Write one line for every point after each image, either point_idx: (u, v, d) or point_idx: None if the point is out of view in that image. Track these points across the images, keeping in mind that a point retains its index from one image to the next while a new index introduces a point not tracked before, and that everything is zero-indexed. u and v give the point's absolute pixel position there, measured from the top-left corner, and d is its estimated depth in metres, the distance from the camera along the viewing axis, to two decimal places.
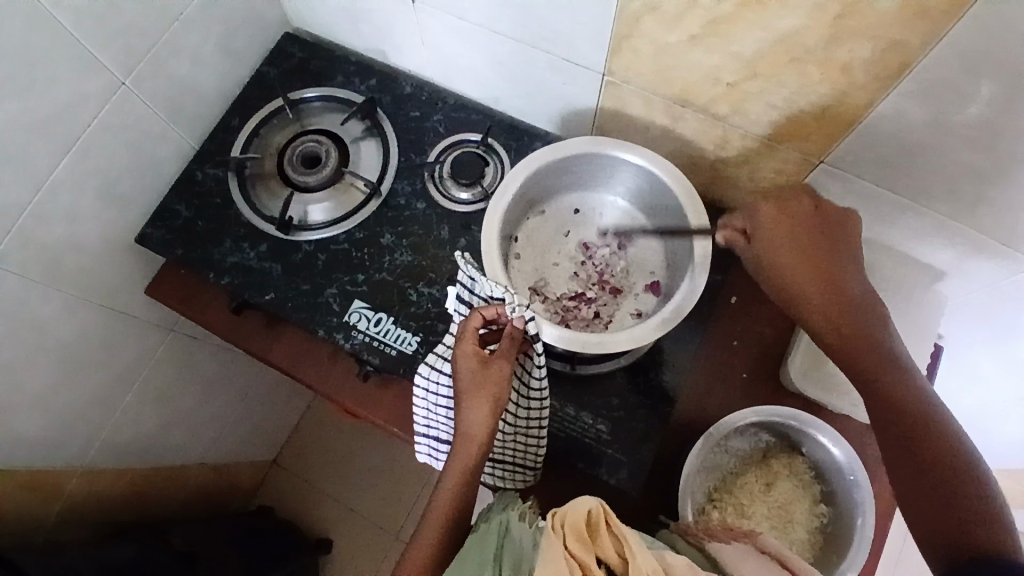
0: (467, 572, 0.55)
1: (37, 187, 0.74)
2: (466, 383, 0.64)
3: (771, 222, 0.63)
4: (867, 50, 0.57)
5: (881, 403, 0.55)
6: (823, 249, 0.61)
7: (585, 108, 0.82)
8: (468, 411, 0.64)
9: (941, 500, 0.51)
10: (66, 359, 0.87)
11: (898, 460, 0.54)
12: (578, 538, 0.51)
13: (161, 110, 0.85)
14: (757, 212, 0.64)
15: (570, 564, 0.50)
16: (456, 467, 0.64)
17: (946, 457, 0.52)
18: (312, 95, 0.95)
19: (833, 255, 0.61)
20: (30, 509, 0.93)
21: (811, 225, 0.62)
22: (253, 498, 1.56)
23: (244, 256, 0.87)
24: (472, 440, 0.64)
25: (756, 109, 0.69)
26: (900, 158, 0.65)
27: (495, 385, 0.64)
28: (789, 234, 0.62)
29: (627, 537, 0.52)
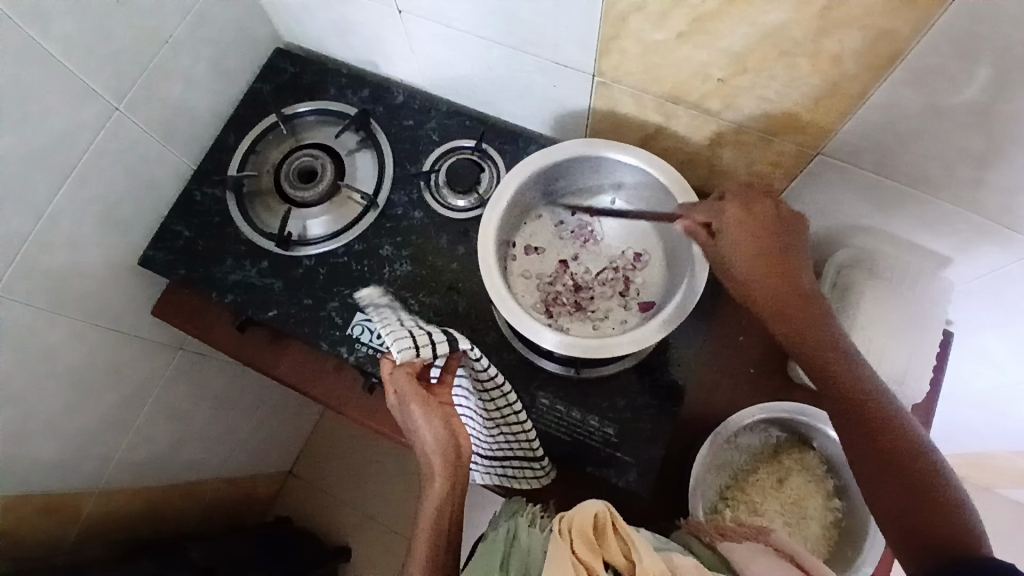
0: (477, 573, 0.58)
1: (37, 217, 0.75)
2: (419, 424, 0.64)
3: (738, 221, 0.63)
4: (855, 41, 0.56)
5: (843, 397, 0.57)
6: (776, 244, 0.62)
7: (577, 109, 0.82)
8: (425, 451, 0.65)
9: (907, 490, 0.53)
10: (76, 383, 0.88)
11: (864, 455, 0.56)
12: (584, 542, 0.52)
13: (156, 134, 0.85)
14: (722, 208, 0.64)
15: (577, 567, 0.50)
16: (430, 501, 0.66)
17: (906, 448, 0.54)
18: (305, 110, 0.95)
19: (784, 251, 0.62)
20: (48, 531, 0.94)
21: (769, 221, 0.63)
22: (271, 508, 1.57)
23: (246, 273, 0.87)
24: (434, 476, 0.65)
25: (748, 103, 0.68)
26: (896, 146, 0.64)
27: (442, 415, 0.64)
28: (755, 235, 0.62)
29: (633, 539, 0.52)
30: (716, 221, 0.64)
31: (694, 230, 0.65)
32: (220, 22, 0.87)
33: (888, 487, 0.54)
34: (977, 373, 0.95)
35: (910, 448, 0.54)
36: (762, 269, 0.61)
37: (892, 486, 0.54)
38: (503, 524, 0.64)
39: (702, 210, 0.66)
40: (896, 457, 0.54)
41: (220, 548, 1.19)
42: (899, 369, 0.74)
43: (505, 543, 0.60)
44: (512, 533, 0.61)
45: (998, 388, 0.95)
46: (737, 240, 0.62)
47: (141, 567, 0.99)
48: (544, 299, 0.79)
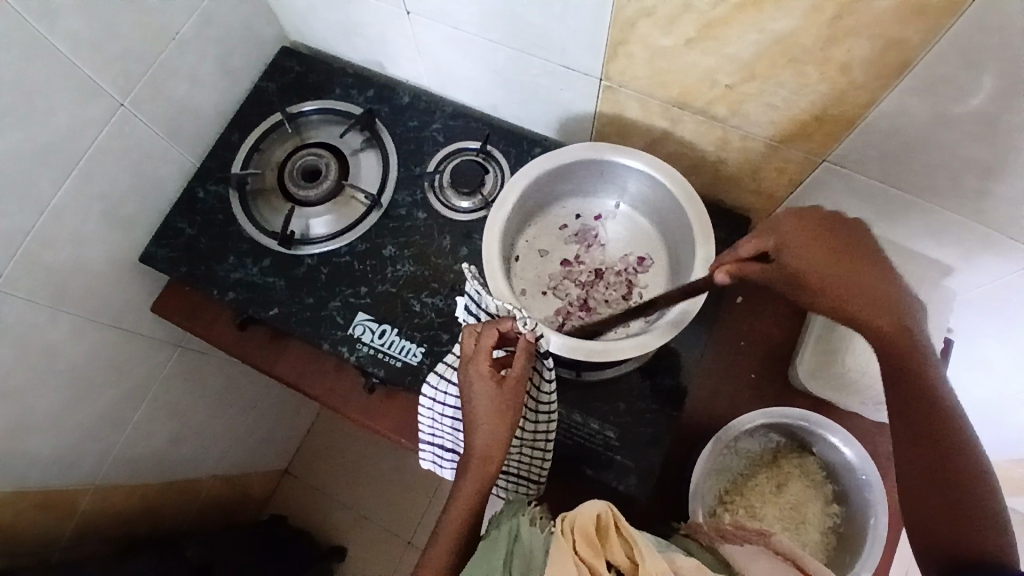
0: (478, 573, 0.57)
1: (40, 211, 0.74)
2: (480, 405, 0.63)
3: (801, 245, 0.53)
4: (864, 50, 0.56)
5: (912, 414, 0.54)
6: (849, 258, 0.52)
7: (583, 113, 0.82)
8: (483, 434, 0.63)
9: (950, 510, 0.53)
10: (75, 379, 0.87)
11: (918, 472, 0.55)
12: (587, 543, 0.52)
13: (161, 130, 0.85)
14: (780, 232, 0.55)
15: (580, 568, 0.51)
16: (470, 486, 0.63)
17: (965, 473, 0.52)
18: (310, 109, 0.95)
19: (864, 260, 0.52)
20: (44, 528, 0.93)
21: (838, 238, 0.53)
22: (266, 508, 1.57)
23: (248, 272, 0.87)
24: (486, 461, 0.63)
25: (755, 110, 0.68)
26: (901, 155, 0.64)
27: (508, 403, 0.63)
28: (825, 252, 0.52)
29: (637, 540, 0.52)
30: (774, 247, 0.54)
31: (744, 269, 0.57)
32: (227, 20, 0.87)
33: (933, 507, 0.54)
34: (974, 382, 0.95)
35: (969, 472, 0.52)
36: (843, 289, 0.51)
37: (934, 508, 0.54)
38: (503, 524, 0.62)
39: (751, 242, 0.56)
40: (949, 480, 0.53)
41: (216, 547, 1.18)
42: None
43: (505, 542, 0.59)
44: (513, 533, 0.60)
45: (995, 397, 0.95)
46: (804, 266, 0.52)
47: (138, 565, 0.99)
48: (549, 305, 0.80)
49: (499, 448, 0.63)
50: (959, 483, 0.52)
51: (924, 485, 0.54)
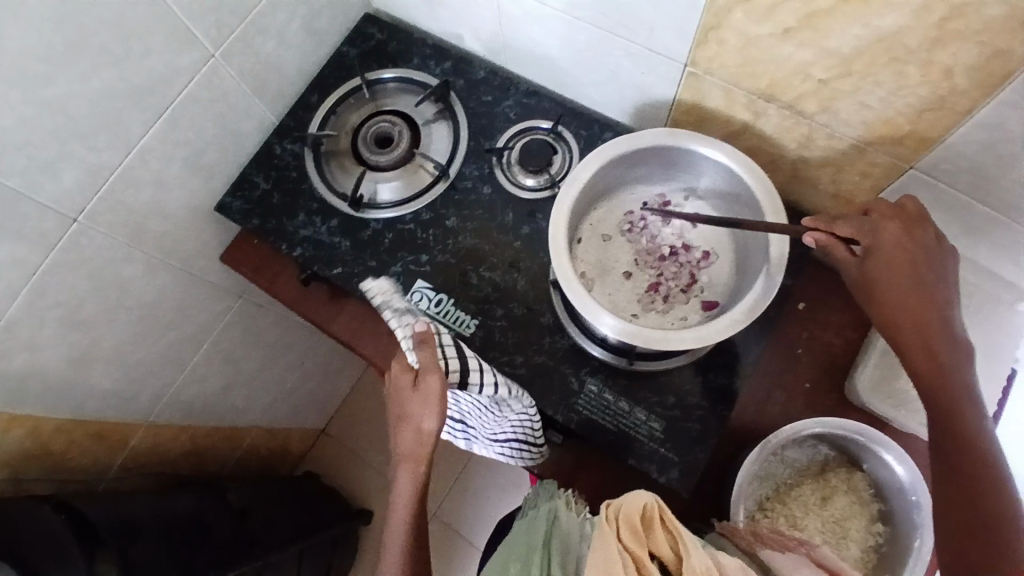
0: (517, 553, 0.58)
1: (130, 152, 0.78)
2: (403, 401, 0.69)
3: (890, 248, 0.63)
4: (976, 51, 0.53)
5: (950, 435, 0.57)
6: (921, 279, 0.62)
7: (661, 100, 0.81)
8: (409, 435, 0.69)
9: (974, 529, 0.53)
10: (144, 316, 0.92)
11: (947, 493, 0.56)
12: (632, 532, 0.53)
13: (246, 86, 0.88)
14: (878, 227, 0.64)
15: (625, 558, 0.51)
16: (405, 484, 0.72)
17: (991, 497, 0.53)
18: (388, 76, 0.96)
19: (932, 285, 0.62)
20: (100, 454, 0.99)
21: (919, 253, 0.62)
22: (301, 463, 1.62)
23: (315, 230, 0.90)
24: (412, 462, 0.71)
25: (847, 108, 0.65)
26: (999, 169, 0.60)
27: (425, 404, 0.66)
28: (902, 263, 0.62)
29: (682, 535, 0.53)
30: (865, 240, 0.64)
31: (828, 242, 0.65)
32: None
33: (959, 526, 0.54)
34: None
35: (998, 500, 0.53)
36: (904, 295, 0.62)
37: (957, 529, 0.54)
38: (543, 505, 0.64)
39: (852, 222, 0.65)
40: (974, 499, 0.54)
41: (253, 492, 1.23)
42: None
43: (544, 524, 0.60)
44: (552, 515, 0.62)
45: None
46: (882, 264, 0.63)
47: (179, 501, 1.03)
48: (604, 284, 0.79)
49: (420, 446, 0.69)
50: (986, 503, 0.53)
51: (951, 503, 0.56)
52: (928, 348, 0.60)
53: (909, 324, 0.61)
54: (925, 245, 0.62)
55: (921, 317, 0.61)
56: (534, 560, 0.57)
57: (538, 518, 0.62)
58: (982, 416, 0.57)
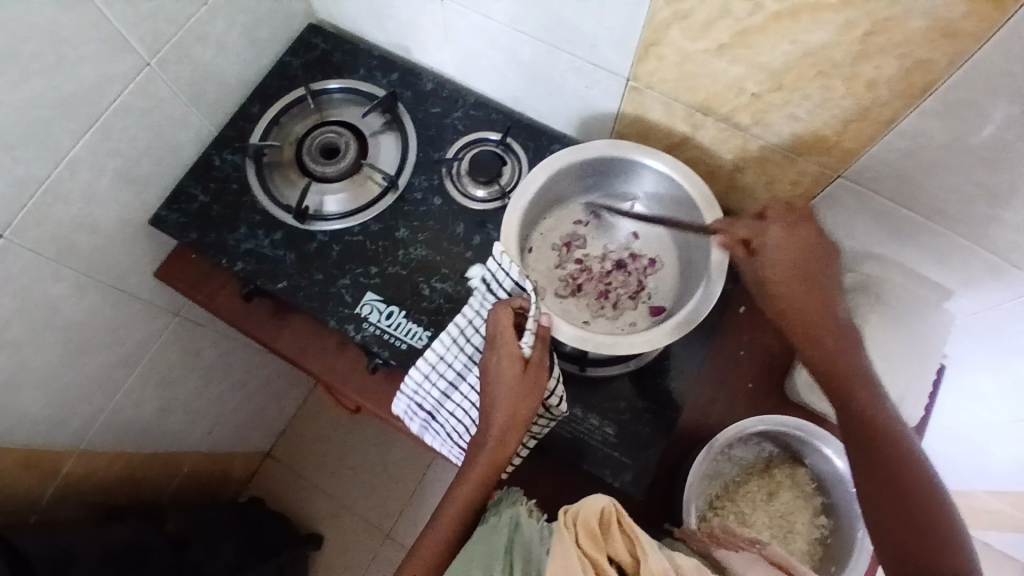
0: (476, 562, 0.58)
1: (57, 162, 0.73)
2: (504, 388, 0.66)
3: (782, 242, 0.66)
4: (892, 68, 0.58)
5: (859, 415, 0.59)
6: (811, 268, 0.65)
7: (606, 112, 0.83)
8: (499, 419, 0.66)
9: (895, 503, 0.55)
10: (72, 337, 0.86)
11: (863, 470, 0.58)
12: (590, 536, 0.53)
13: (183, 95, 0.85)
14: (766, 228, 0.67)
15: (584, 562, 0.51)
16: (480, 469, 0.66)
17: (901, 468, 0.56)
18: (334, 87, 0.95)
19: (820, 275, 0.65)
20: (26, 487, 0.91)
21: (805, 247, 0.65)
22: (245, 489, 1.55)
23: (259, 243, 0.87)
24: (501, 449, 0.66)
25: (778, 120, 0.69)
26: (915, 176, 0.65)
27: (530, 397, 0.66)
28: (802, 253, 0.65)
29: (639, 538, 0.54)
30: (755, 237, 0.67)
31: (732, 246, 0.69)
32: None
33: (880, 501, 0.56)
34: (964, 410, 0.97)
35: (908, 471, 0.56)
36: (795, 285, 0.64)
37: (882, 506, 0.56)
38: (506, 509, 0.64)
39: (746, 223, 0.69)
40: (888, 475, 0.56)
41: (196, 519, 1.16)
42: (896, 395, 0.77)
43: (506, 532, 0.60)
44: (514, 519, 0.62)
45: (982, 425, 0.98)
46: (772, 262, 0.66)
47: (118, 531, 0.97)
48: (553, 290, 0.80)
49: (513, 432, 0.66)
50: (898, 476, 0.56)
51: (867, 483, 0.57)
52: (818, 340, 0.63)
53: (802, 320, 0.64)
54: (811, 239, 0.66)
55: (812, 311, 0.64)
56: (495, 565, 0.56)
57: (499, 523, 0.62)
58: (880, 394, 0.60)
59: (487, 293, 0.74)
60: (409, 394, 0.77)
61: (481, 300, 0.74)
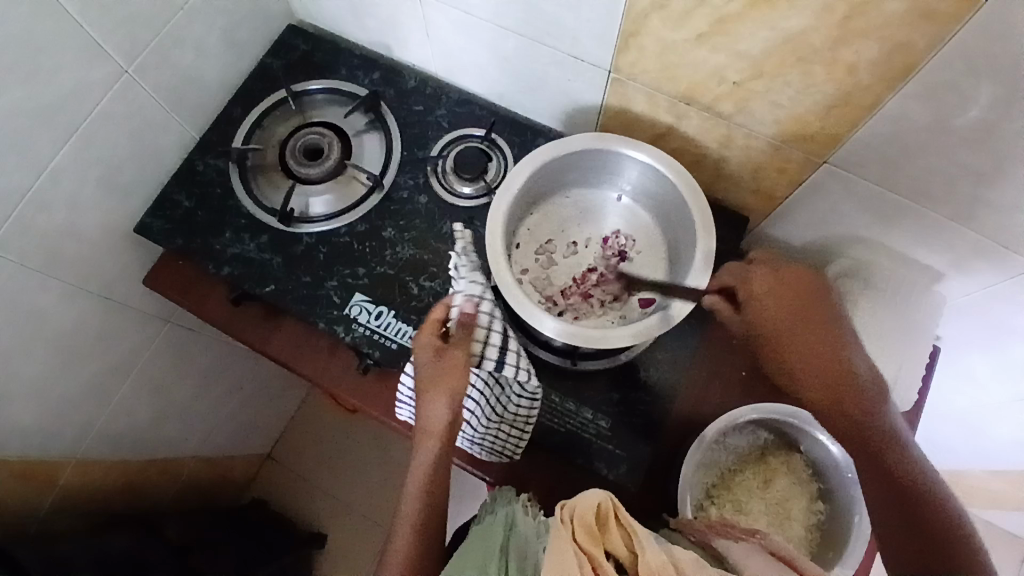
0: (474, 558, 0.58)
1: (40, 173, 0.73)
2: (426, 376, 0.68)
3: (772, 296, 0.68)
4: (871, 52, 0.57)
5: (874, 457, 0.62)
6: (813, 316, 0.67)
7: (589, 105, 0.83)
8: (427, 405, 0.67)
9: (917, 530, 0.59)
10: (62, 347, 0.86)
11: (882, 508, 0.62)
12: (585, 531, 0.53)
13: (164, 101, 0.84)
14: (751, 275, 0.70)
15: (580, 557, 0.52)
16: (421, 462, 0.69)
17: (926, 505, 0.59)
18: (315, 88, 0.94)
19: (823, 322, 0.67)
20: (24, 498, 0.91)
21: (800, 291, 0.68)
22: (247, 492, 1.54)
23: (245, 247, 0.86)
24: (433, 430, 0.68)
25: (760, 108, 0.69)
26: (901, 159, 0.65)
27: (452, 375, 0.67)
28: (790, 305, 0.67)
29: (635, 530, 0.54)
30: (743, 294, 0.70)
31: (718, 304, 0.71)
32: None
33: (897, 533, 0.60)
34: (958, 392, 0.97)
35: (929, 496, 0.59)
36: (798, 334, 0.67)
37: (892, 530, 0.60)
38: (502, 510, 0.65)
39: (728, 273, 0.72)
40: (913, 513, 0.59)
41: (197, 526, 1.15)
42: (890, 378, 0.77)
43: (502, 528, 0.60)
44: (509, 520, 0.62)
45: (976, 405, 0.98)
46: (770, 314, 0.68)
47: (119, 539, 0.96)
48: (552, 280, 0.81)
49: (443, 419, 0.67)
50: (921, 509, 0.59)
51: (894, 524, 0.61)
52: (837, 389, 0.64)
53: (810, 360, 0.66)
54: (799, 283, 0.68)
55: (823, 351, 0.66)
56: (490, 563, 0.56)
57: (494, 523, 0.62)
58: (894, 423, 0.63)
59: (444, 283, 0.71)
60: (409, 402, 0.78)
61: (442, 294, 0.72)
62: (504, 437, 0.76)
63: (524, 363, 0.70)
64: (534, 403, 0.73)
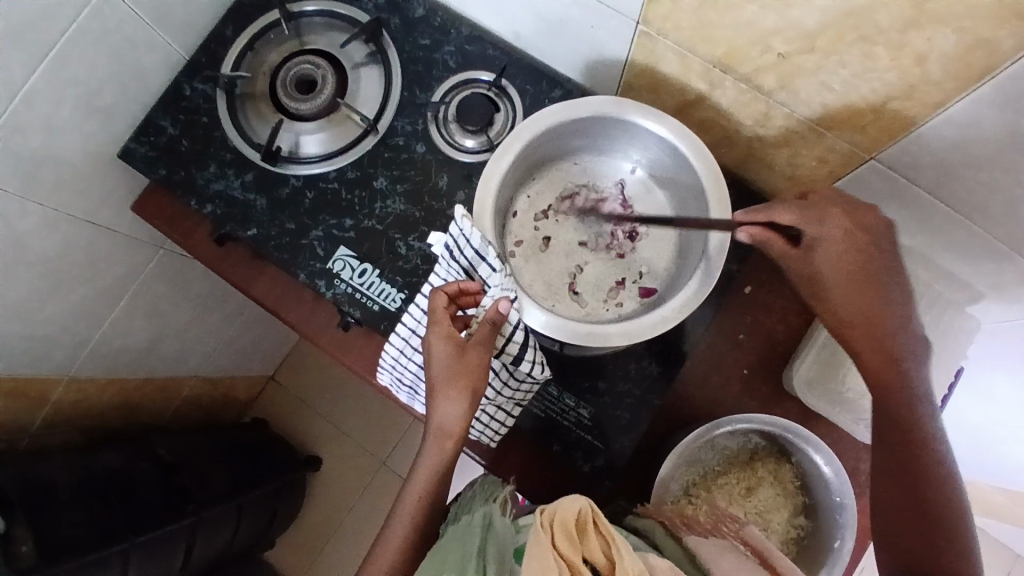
0: (450, 560, 0.55)
1: (15, 95, 0.67)
2: (440, 373, 0.62)
3: (838, 247, 0.58)
4: (949, 42, 0.46)
5: (896, 413, 0.56)
6: (864, 271, 0.58)
7: (614, 58, 0.72)
8: (441, 405, 0.62)
9: (915, 491, 0.54)
10: (47, 273, 0.84)
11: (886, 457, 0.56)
12: (566, 537, 0.50)
13: (146, 16, 0.76)
14: (822, 214, 0.58)
15: (560, 565, 0.49)
16: (430, 459, 0.64)
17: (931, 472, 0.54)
18: (313, 9, 0.84)
19: (875, 275, 0.58)
20: (16, 413, 0.93)
21: (862, 245, 0.58)
22: (249, 410, 1.59)
23: (228, 185, 0.81)
24: (446, 434, 0.63)
25: (807, 88, 0.58)
26: (962, 170, 0.55)
27: (471, 375, 0.62)
28: (852, 257, 0.58)
29: (615, 539, 0.51)
30: (813, 243, 0.59)
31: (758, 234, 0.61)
32: None
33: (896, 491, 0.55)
34: (976, 410, 0.90)
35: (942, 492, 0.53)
36: (849, 289, 0.58)
37: (890, 483, 0.55)
38: (478, 508, 0.62)
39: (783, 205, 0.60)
40: (915, 477, 0.54)
41: (189, 443, 1.18)
42: None
43: (479, 528, 0.58)
44: (486, 519, 0.60)
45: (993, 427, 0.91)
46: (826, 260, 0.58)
47: (108, 458, 1.00)
48: (547, 250, 0.74)
49: (460, 420, 0.63)
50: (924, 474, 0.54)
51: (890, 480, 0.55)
52: (879, 343, 0.58)
53: (857, 328, 0.59)
54: (863, 235, 0.58)
55: (873, 324, 0.58)
56: (468, 565, 0.54)
57: (471, 522, 0.60)
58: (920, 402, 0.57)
59: (452, 262, 0.65)
60: (389, 369, 0.75)
61: (446, 268, 0.66)
62: (485, 420, 0.73)
63: (541, 361, 0.67)
64: (535, 385, 0.70)
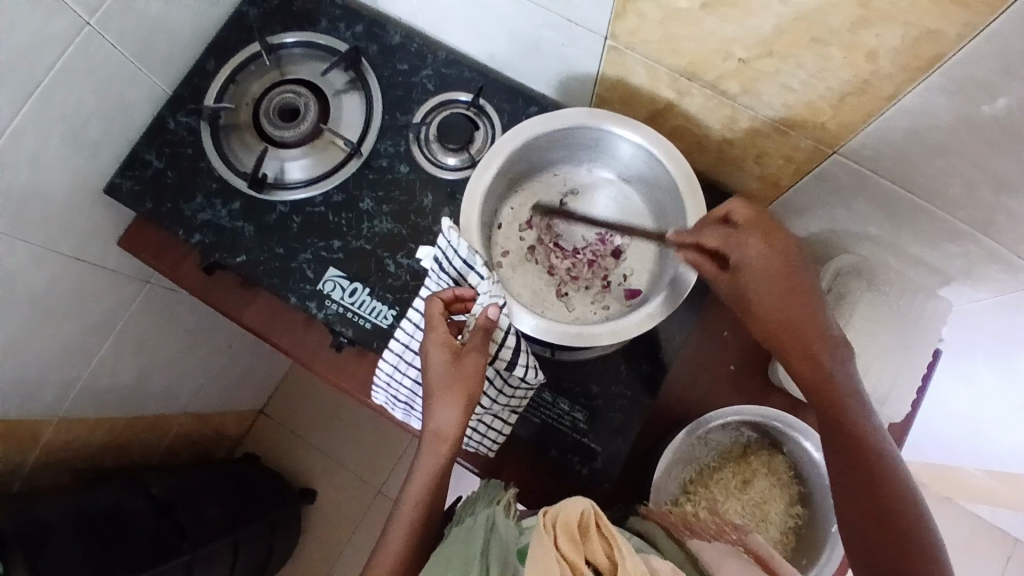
0: (454, 564, 0.56)
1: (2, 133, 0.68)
2: (437, 380, 0.63)
3: (760, 259, 0.59)
4: (896, 38, 0.50)
5: (834, 417, 0.57)
6: (791, 278, 0.59)
7: (585, 73, 0.76)
8: (438, 412, 0.63)
9: (868, 494, 0.55)
10: (34, 312, 0.83)
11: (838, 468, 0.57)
12: (568, 539, 0.51)
13: (128, 53, 0.78)
14: (743, 239, 0.60)
15: (561, 566, 0.49)
16: (423, 467, 0.65)
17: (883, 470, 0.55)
18: (292, 41, 0.87)
19: (799, 281, 0.59)
20: (6, 457, 0.91)
21: (786, 256, 0.59)
22: (240, 445, 1.57)
23: (216, 214, 0.82)
24: (442, 440, 0.64)
25: (769, 90, 0.62)
26: (920, 158, 0.58)
27: (466, 381, 0.62)
28: (776, 269, 0.59)
29: (617, 540, 0.51)
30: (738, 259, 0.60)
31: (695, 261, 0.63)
32: None
33: (851, 497, 0.56)
34: (957, 393, 0.93)
35: (907, 510, 0.54)
36: (778, 297, 0.59)
37: (848, 492, 0.56)
38: (481, 512, 0.63)
39: (714, 231, 0.62)
40: (867, 480, 0.55)
41: (183, 480, 1.16)
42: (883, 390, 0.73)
43: (482, 531, 0.59)
44: (490, 521, 0.60)
45: (975, 408, 0.94)
46: (754, 276, 0.59)
47: (102, 498, 0.98)
48: (533, 257, 0.76)
49: (456, 425, 0.63)
50: (873, 476, 0.55)
51: (848, 488, 0.56)
52: (805, 344, 0.58)
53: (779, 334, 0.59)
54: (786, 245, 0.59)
55: (797, 328, 0.58)
56: (471, 569, 0.54)
57: (474, 526, 0.61)
58: (864, 410, 0.57)
59: (441, 274, 0.67)
60: (383, 386, 0.76)
61: (437, 280, 0.68)
62: (482, 430, 0.74)
63: (534, 364, 0.68)
64: (529, 392, 0.71)
